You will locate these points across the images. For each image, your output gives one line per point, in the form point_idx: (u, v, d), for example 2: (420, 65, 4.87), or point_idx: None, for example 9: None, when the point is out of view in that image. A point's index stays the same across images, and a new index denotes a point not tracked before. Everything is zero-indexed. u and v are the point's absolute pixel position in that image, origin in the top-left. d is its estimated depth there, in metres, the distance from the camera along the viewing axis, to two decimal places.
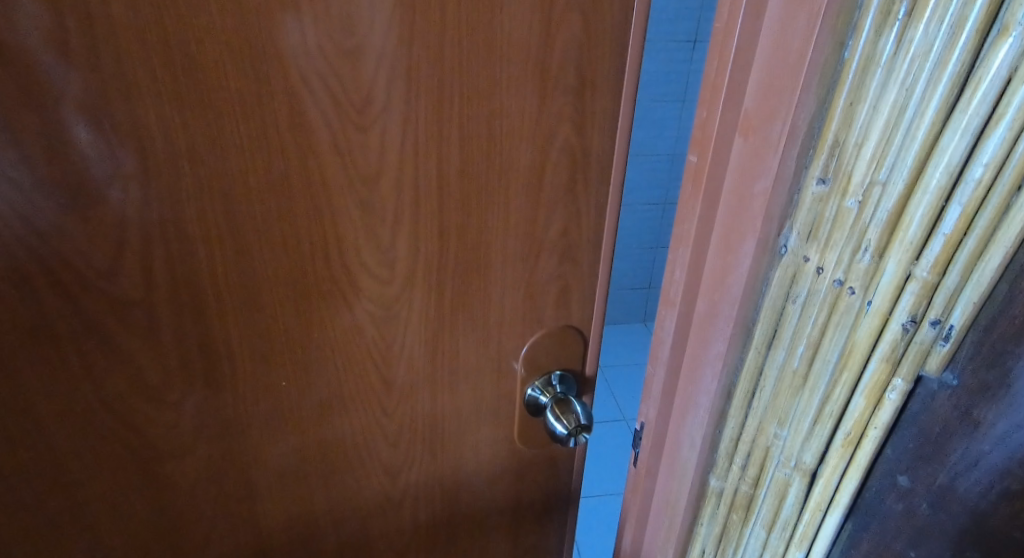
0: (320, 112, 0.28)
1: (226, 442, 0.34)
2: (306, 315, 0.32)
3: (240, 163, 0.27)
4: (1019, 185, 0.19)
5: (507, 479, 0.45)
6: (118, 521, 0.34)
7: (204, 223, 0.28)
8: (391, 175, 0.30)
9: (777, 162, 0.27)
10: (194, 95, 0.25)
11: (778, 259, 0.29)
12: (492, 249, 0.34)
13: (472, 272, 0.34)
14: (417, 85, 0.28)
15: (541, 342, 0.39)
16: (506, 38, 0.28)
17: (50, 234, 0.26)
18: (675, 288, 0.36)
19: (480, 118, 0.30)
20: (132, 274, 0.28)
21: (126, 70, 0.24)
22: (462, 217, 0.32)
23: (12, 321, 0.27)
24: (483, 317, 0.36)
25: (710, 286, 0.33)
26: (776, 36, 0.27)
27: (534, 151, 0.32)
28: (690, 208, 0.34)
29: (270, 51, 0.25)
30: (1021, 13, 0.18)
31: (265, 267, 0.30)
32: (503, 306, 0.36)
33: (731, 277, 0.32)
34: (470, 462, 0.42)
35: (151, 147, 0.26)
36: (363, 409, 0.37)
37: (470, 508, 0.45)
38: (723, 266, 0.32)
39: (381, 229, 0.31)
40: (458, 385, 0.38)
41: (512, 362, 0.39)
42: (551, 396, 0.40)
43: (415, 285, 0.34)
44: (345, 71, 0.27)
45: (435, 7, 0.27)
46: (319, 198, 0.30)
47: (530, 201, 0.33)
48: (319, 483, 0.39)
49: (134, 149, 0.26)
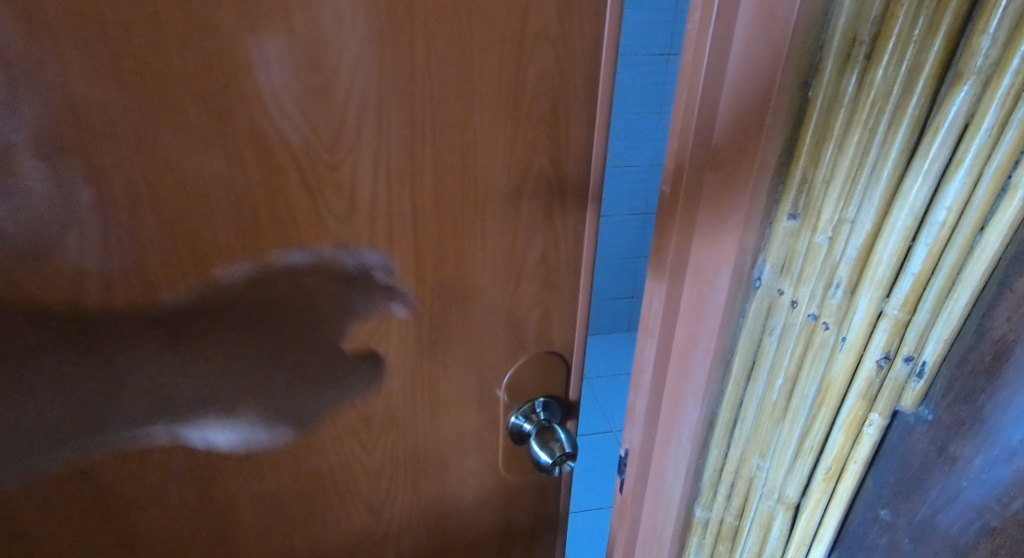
0: (287, 148, 0.25)
1: (198, 488, 0.32)
2: (277, 357, 0.30)
3: (208, 206, 0.25)
4: (982, 226, 0.19)
5: (494, 507, 0.43)
6: None
7: (168, 269, 0.26)
8: (365, 210, 0.28)
9: (748, 198, 0.27)
10: (157, 138, 0.23)
11: (752, 291, 0.29)
12: (471, 279, 0.32)
13: (451, 303, 0.32)
14: (388, 115, 0.26)
15: (524, 370, 0.37)
16: (480, 63, 0.26)
17: (1, 289, 0.24)
18: (653, 319, 0.35)
19: (457, 147, 0.28)
20: (96, 328, 0.26)
21: (78, 112, 0.22)
22: (439, 248, 0.31)
23: None
24: (464, 347, 0.34)
25: (689, 315, 0.33)
26: (744, 65, 0.26)
27: (510, 177, 0.30)
28: (664, 240, 0.33)
29: (235, 88, 0.23)
30: (976, 62, 0.18)
31: (231, 311, 0.28)
32: (485, 334, 0.35)
33: (709, 309, 0.31)
34: (455, 495, 0.41)
35: (114, 196, 0.24)
36: (341, 446, 0.35)
37: (458, 538, 0.43)
38: (700, 298, 0.32)
39: (352, 263, 0.29)
40: (439, 418, 0.36)
41: (495, 391, 0.37)
42: (535, 423, 0.39)
43: (390, 319, 0.32)
44: (313, 106, 0.25)
45: (403, 32, 0.25)
46: (289, 237, 0.27)
47: (508, 228, 0.31)
48: (301, 523, 0.37)
49: (92, 194, 0.24)
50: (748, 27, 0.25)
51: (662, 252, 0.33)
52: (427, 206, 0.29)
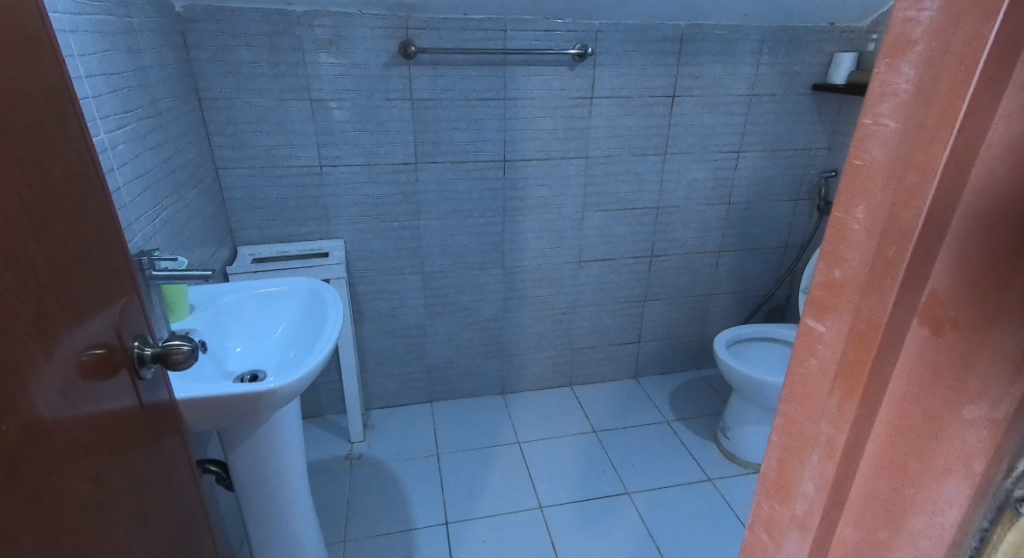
0: (52, 217, 0.49)
1: (84, 430, 0.51)
2: (69, 336, 0.51)
3: (79, 279, 0.53)
4: None
5: (132, 426, 0.60)
6: (36, 525, 0.44)
7: (65, 314, 0.50)
8: (98, 259, 0.56)
9: (1007, 388, 0.19)
10: (39, 240, 0.47)
11: (1005, 515, 0.20)
12: (99, 266, 0.57)
13: (115, 297, 0.60)
14: (62, 183, 0.51)
15: (125, 307, 0.62)
16: (72, 143, 0.53)
17: (73, 341, 0.51)
18: (800, 500, 0.29)
19: (80, 199, 0.54)
20: (78, 352, 0.52)
21: (51, 249, 0.49)
22: (99, 270, 0.57)
23: (41, 383, 0.46)
24: (106, 307, 0.58)
25: (868, 518, 0.24)
26: (995, 207, 0.18)
27: (89, 188, 0.56)
28: (819, 405, 0.27)
29: (70, 212, 0.52)
30: None
31: (73, 324, 0.51)
32: (105, 300, 0.58)
33: (912, 519, 0.22)
34: (120, 406, 0.58)
35: (75, 273, 0.52)
36: (110, 385, 0.57)
37: (131, 445, 0.60)
38: (896, 500, 0.23)
39: (99, 289, 0.56)
40: (125, 361, 0.61)
41: (115, 332, 0.59)
42: (151, 349, 0.65)
43: (101, 313, 0.56)
44: (91, 221, 0.56)
45: (52, 145, 0.50)
46: (62, 274, 0.50)
47: (98, 230, 0.57)
48: (86, 451, 0.51)
49: (66, 286, 0.51)
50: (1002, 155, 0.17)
51: (819, 419, 0.27)
52: (83, 228, 0.54)
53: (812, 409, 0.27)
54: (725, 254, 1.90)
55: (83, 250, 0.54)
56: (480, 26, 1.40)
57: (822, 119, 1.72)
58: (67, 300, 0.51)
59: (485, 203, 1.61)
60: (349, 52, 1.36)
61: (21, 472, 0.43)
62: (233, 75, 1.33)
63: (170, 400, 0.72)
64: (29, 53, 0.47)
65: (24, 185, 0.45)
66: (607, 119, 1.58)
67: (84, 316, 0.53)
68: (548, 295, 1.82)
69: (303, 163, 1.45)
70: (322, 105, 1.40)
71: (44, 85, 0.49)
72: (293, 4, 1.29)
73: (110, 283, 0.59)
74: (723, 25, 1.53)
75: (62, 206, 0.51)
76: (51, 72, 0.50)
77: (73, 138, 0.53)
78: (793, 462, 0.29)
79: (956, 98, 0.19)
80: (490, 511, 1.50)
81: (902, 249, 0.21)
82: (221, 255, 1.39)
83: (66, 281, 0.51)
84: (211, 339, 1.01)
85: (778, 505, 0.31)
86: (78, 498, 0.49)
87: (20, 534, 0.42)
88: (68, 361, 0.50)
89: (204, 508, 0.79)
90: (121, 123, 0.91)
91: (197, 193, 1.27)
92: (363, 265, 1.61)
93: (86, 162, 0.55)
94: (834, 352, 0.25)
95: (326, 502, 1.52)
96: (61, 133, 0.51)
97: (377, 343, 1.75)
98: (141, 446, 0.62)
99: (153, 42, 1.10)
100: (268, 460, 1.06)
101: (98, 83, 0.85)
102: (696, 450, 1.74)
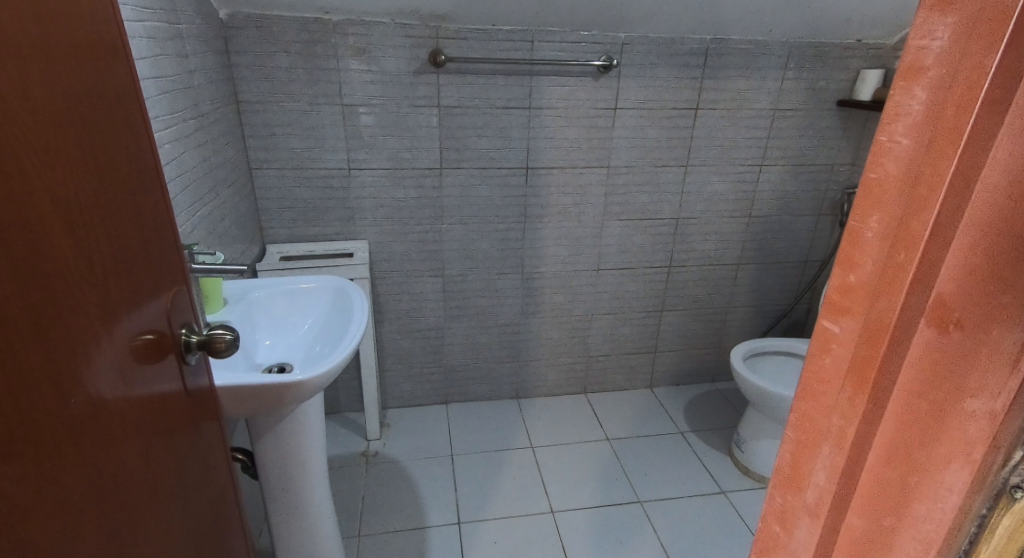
0: (118, 206, 0.53)
1: (136, 407, 0.54)
2: (126, 317, 0.54)
3: (137, 266, 0.57)
4: None
5: (175, 408, 0.64)
6: (91, 491, 0.47)
7: (123, 297, 0.54)
8: (154, 248, 0.60)
9: (1004, 388, 0.21)
10: (105, 227, 0.51)
11: (1001, 500, 0.23)
12: (155, 255, 0.61)
13: (166, 285, 0.63)
14: (128, 175, 0.55)
15: (175, 295, 0.65)
16: (137, 137, 0.57)
17: (128, 323, 0.54)
18: (813, 489, 0.31)
19: (142, 191, 0.58)
20: (133, 334, 0.55)
21: (114, 237, 0.52)
22: (153, 259, 0.60)
23: (101, 360, 0.49)
24: (158, 294, 0.61)
25: (875, 505, 0.27)
26: (991, 227, 0.20)
27: (149, 180, 0.59)
28: (832, 401, 0.29)
29: (132, 203, 0.56)
30: None
31: (130, 308, 0.55)
32: (158, 288, 0.61)
33: (916, 505, 0.25)
34: (166, 388, 0.62)
35: (134, 262, 0.56)
36: (159, 369, 0.60)
37: (174, 425, 0.63)
38: (901, 487, 0.26)
39: (154, 277, 0.60)
40: (171, 347, 0.64)
41: (163, 317, 0.62)
42: (197, 337, 0.68)
43: (154, 299, 0.60)
44: (150, 212, 0.60)
45: (121, 139, 0.54)
46: (122, 261, 0.54)
47: (156, 221, 0.61)
48: (137, 428, 0.55)
49: (124, 272, 0.54)
50: (1006, 177, 0.20)
51: (831, 413, 0.29)
52: (143, 218, 0.58)
53: (824, 406, 0.30)
54: (744, 267, 1.89)
55: (142, 240, 0.58)
56: (507, 37, 1.44)
57: (847, 135, 1.72)
58: (125, 286, 0.54)
59: (506, 210, 1.64)
60: (380, 60, 1.41)
61: (81, 446, 0.46)
62: (270, 80, 1.38)
63: (210, 387, 0.76)
64: (103, 52, 0.51)
65: (95, 176, 0.49)
66: (630, 130, 1.60)
67: (138, 300, 0.57)
68: (565, 301, 1.83)
69: (332, 165, 1.50)
70: (352, 110, 1.44)
71: (116, 87, 0.53)
72: (330, 13, 1.34)
73: (162, 272, 0.62)
74: (747, 40, 1.55)
75: (126, 197, 0.55)
76: (122, 76, 0.54)
77: (138, 135, 0.57)
78: (807, 455, 0.32)
79: (967, 116, 0.21)
80: (503, 512, 1.52)
81: (910, 255, 0.24)
82: (251, 252, 1.44)
83: (125, 266, 0.54)
84: (242, 331, 1.06)
85: (791, 496, 0.34)
86: (128, 470, 0.53)
87: (75, 504, 0.44)
88: (125, 339, 0.53)
89: (234, 498, 0.81)
90: (167, 123, 0.96)
91: (232, 192, 1.32)
92: (385, 267, 1.65)
93: (148, 159, 0.59)
94: (844, 351, 0.28)
95: (343, 497, 1.56)
96: (129, 128, 0.55)
97: (396, 344, 1.79)
98: (183, 428, 0.65)
99: (199, 47, 1.16)
100: (294, 451, 1.10)
101: (150, 86, 0.90)
102: (710, 463, 1.74)
